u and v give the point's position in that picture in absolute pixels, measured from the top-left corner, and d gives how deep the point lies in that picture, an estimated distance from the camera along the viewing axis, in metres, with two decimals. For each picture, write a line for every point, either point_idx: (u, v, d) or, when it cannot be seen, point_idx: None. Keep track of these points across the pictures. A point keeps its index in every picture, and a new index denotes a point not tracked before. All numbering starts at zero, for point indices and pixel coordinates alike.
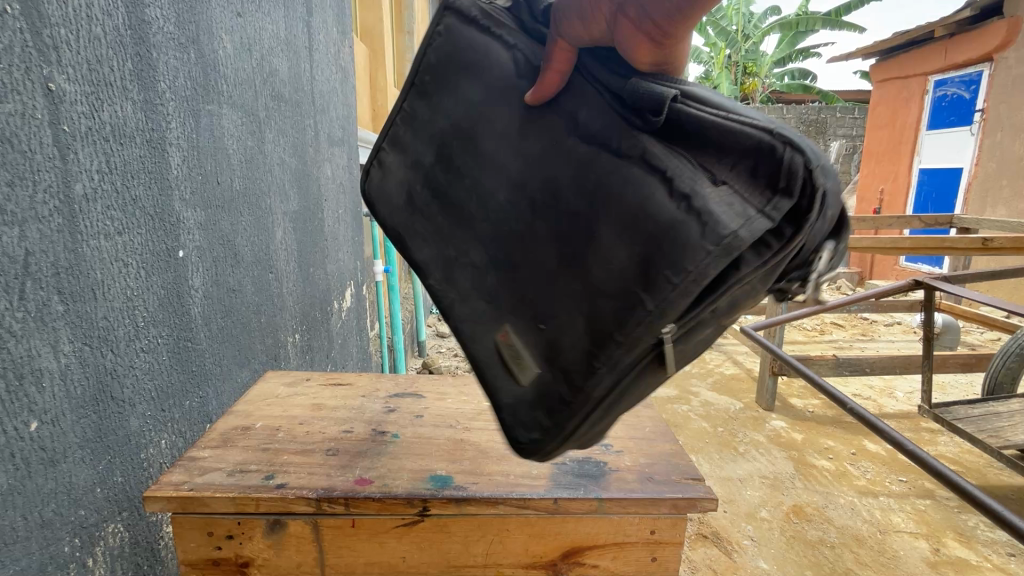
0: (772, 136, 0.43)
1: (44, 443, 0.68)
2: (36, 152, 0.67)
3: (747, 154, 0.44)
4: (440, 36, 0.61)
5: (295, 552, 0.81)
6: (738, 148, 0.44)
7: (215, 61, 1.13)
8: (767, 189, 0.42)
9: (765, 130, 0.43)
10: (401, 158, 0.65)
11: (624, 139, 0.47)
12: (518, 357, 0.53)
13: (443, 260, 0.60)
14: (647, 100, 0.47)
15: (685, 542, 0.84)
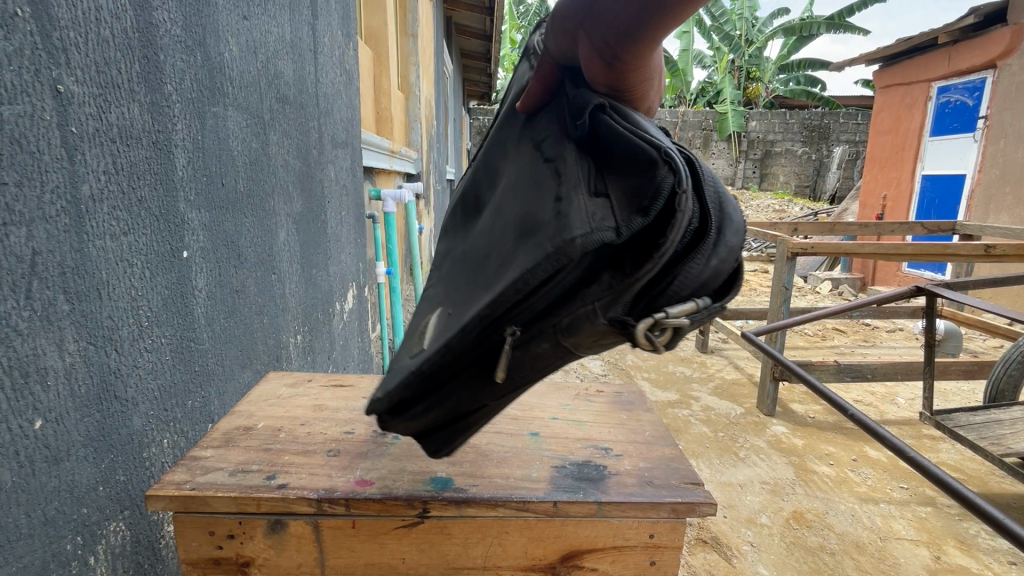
0: (655, 153, 0.58)
1: (48, 441, 0.68)
2: (44, 153, 0.68)
3: (636, 170, 0.59)
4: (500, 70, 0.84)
5: (296, 553, 0.81)
6: (631, 165, 0.59)
7: (222, 63, 1.14)
8: (635, 206, 0.58)
9: (651, 147, 0.58)
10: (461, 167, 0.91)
11: (552, 146, 0.65)
12: (426, 328, 0.73)
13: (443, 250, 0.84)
14: (574, 110, 0.64)
15: (685, 546, 0.84)
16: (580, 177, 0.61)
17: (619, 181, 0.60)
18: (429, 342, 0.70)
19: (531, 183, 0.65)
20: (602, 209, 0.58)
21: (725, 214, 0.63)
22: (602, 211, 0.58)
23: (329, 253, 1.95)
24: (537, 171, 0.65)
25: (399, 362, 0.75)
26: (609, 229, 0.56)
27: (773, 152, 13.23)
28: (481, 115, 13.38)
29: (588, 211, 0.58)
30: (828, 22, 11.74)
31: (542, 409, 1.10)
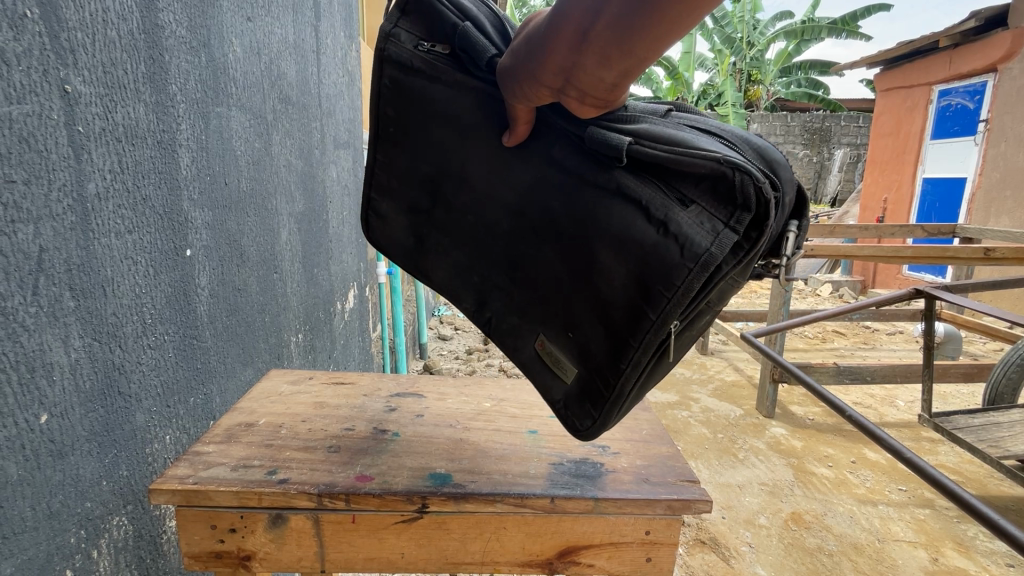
0: (723, 164, 0.53)
1: (53, 435, 0.69)
2: (52, 152, 0.69)
3: (706, 177, 0.54)
4: (391, 90, 0.68)
5: (296, 547, 0.82)
6: (697, 174, 0.54)
7: (225, 64, 1.15)
8: (728, 206, 0.53)
9: (715, 158, 0.53)
10: (395, 204, 0.74)
11: (601, 175, 0.58)
12: (561, 359, 0.67)
13: (472, 287, 0.71)
14: (604, 147, 0.57)
15: (680, 542, 0.85)
16: (655, 196, 0.56)
17: (695, 181, 0.55)
18: (581, 365, 0.65)
19: (598, 214, 0.58)
20: (709, 215, 0.54)
21: (770, 152, 0.61)
22: (709, 217, 0.54)
23: (330, 253, 1.96)
24: (599, 203, 0.58)
25: (553, 391, 0.69)
26: (728, 231, 0.53)
27: None
28: None
29: (700, 222, 0.54)
30: (830, 25, 11.76)
31: (540, 408, 1.11)
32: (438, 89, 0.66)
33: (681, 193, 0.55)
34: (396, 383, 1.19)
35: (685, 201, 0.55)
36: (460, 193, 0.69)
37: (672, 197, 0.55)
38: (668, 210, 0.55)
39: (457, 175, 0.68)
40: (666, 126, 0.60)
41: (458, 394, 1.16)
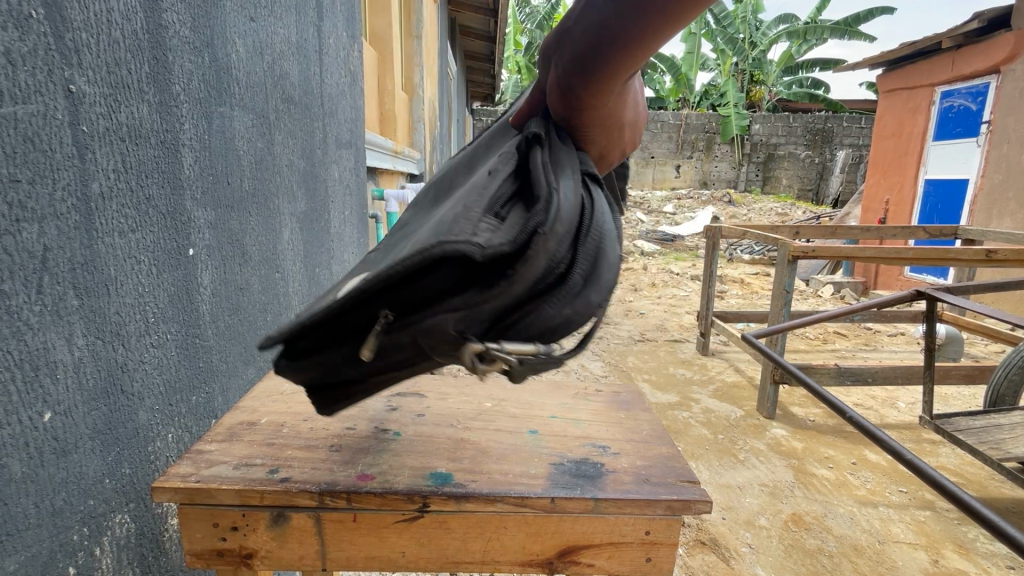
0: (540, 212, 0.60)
1: (56, 433, 0.70)
2: (55, 152, 0.69)
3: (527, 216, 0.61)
4: None
5: (297, 545, 0.83)
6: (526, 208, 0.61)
7: (228, 64, 1.15)
8: (504, 244, 0.60)
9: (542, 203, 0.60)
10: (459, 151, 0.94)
11: (498, 169, 0.67)
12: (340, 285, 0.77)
13: (402, 220, 0.89)
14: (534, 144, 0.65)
15: (680, 542, 0.86)
16: (492, 193, 0.64)
17: (524, 206, 0.63)
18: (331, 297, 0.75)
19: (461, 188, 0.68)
20: (490, 229, 0.61)
21: (583, 273, 0.64)
22: (487, 231, 0.60)
23: (333, 252, 1.97)
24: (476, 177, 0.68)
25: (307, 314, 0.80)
26: (475, 246, 0.59)
27: (775, 156, 13.36)
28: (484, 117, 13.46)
29: (479, 228, 0.61)
30: (833, 26, 11.73)
31: (541, 408, 1.11)
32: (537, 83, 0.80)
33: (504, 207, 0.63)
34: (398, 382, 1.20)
35: (498, 212, 0.63)
36: (466, 158, 0.82)
37: (500, 200, 0.63)
38: (486, 202, 0.63)
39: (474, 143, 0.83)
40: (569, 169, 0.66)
41: (458, 394, 1.16)
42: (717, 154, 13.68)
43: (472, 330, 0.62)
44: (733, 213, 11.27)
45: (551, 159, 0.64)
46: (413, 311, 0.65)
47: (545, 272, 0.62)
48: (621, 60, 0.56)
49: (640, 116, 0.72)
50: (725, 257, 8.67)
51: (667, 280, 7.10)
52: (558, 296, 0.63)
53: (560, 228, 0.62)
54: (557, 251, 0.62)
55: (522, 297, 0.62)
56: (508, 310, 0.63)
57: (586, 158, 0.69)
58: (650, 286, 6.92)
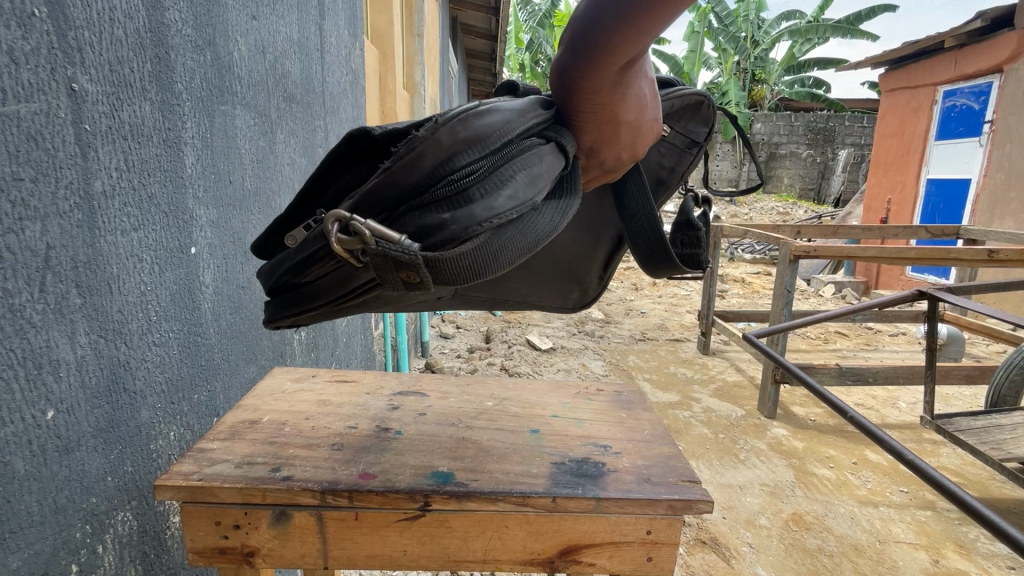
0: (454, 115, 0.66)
1: (59, 431, 0.70)
2: (58, 150, 0.69)
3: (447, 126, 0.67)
4: None
5: (299, 543, 0.83)
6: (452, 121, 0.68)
7: (230, 63, 1.15)
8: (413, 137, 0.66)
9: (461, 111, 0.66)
10: None
11: None
12: None
13: None
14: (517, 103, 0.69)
15: (681, 542, 0.86)
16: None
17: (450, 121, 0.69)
18: None
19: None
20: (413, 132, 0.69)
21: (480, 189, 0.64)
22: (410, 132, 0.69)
23: None
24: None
25: None
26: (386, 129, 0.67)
27: (777, 154, 13.53)
28: (485, 116, 13.47)
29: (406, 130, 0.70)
30: (835, 25, 11.70)
31: (542, 407, 1.11)
32: None
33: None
34: (399, 381, 1.20)
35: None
36: None
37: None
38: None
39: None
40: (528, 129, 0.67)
41: (460, 393, 1.16)
42: (719, 153, 13.67)
43: (353, 203, 0.65)
44: (734, 213, 11.26)
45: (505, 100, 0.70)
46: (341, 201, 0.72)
47: (438, 171, 0.64)
48: (612, 36, 0.58)
49: (645, 124, 0.71)
50: (726, 256, 8.66)
51: (668, 279, 7.09)
52: (445, 196, 0.63)
53: (465, 130, 0.65)
54: (455, 149, 0.64)
55: (408, 189, 0.64)
56: (395, 200, 0.65)
57: (569, 138, 0.69)
58: (651, 285, 6.91)
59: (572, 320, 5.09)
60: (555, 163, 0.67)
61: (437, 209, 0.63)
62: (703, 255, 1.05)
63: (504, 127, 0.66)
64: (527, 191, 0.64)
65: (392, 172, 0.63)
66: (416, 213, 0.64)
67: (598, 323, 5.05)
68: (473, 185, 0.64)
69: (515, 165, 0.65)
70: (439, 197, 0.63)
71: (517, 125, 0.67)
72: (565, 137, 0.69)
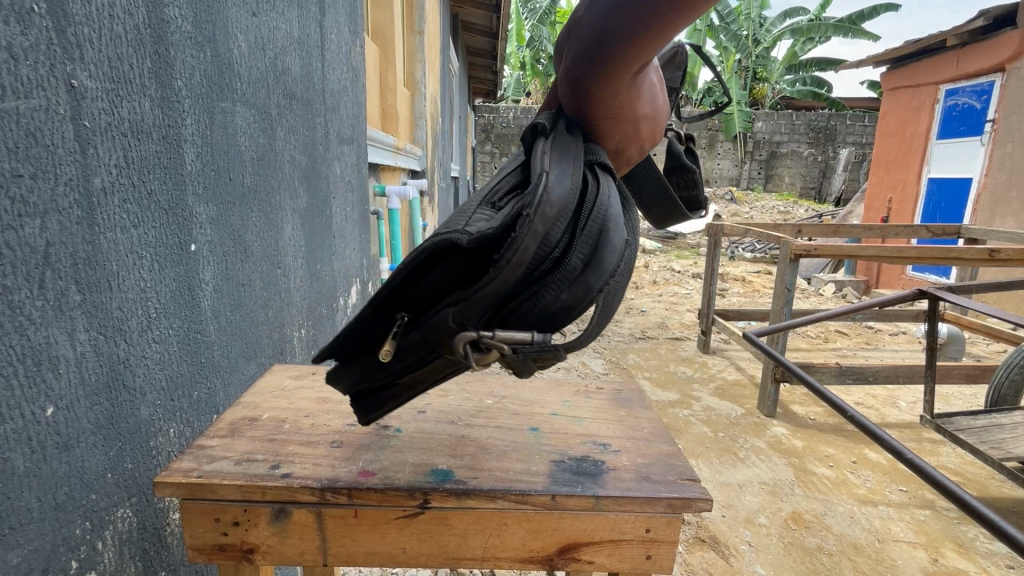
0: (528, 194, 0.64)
1: (59, 427, 0.70)
2: (58, 146, 0.69)
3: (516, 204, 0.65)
4: None
5: (298, 540, 0.83)
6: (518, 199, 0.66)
7: (230, 59, 1.15)
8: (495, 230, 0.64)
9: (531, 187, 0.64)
10: None
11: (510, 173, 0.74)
12: None
13: None
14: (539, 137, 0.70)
15: (680, 540, 0.86)
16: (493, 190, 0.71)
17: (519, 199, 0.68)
18: None
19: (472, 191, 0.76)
20: (487, 221, 0.66)
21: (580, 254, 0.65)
22: (485, 222, 0.66)
23: (334, 248, 1.96)
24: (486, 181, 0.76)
25: None
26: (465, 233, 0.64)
27: (778, 153, 13.49)
28: (485, 114, 13.44)
29: (476, 219, 0.66)
30: (836, 24, 11.71)
31: (541, 405, 1.11)
32: None
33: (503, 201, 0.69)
34: None
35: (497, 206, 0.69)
36: None
37: (498, 194, 0.70)
38: (485, 195, 0.71)
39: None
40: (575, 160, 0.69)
41: (459, 391, 1.16)
42: (719, 152, 13.65)
43: (463, 316, 0.64)
44: (735, 211, 11.25)
45: (545, 148, 0.68)
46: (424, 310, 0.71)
47: (541, 256, 0.64)
48: (625, 52, 0.58)
49: (658, 111, 0.73)
50: (727, 255, 8.65)
51: (668, 278, 7.08)
52: (556, 280, 0.64)
53: (549, 211, 0.63)
54: (548, 231, 0.64)
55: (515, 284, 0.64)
56: (506, 297, 0.65)
57: (601, 152, 0.72)
58: (651, 284, 6.90)
59: None
60: (610, 188, 0.71)
61: (550, 290, 0.64)
62: (701, 193, 1.08)
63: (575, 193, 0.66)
64: (611, 235, 0.67)
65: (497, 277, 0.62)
66: (534, 302, 0.65)
67: None
68: (570, 254, 0.65)
69: (595, 220, 0.66)
70: (546, 278, 0.65)
71: (579, 179, 0.67)
72: (596, 153, 0.71)
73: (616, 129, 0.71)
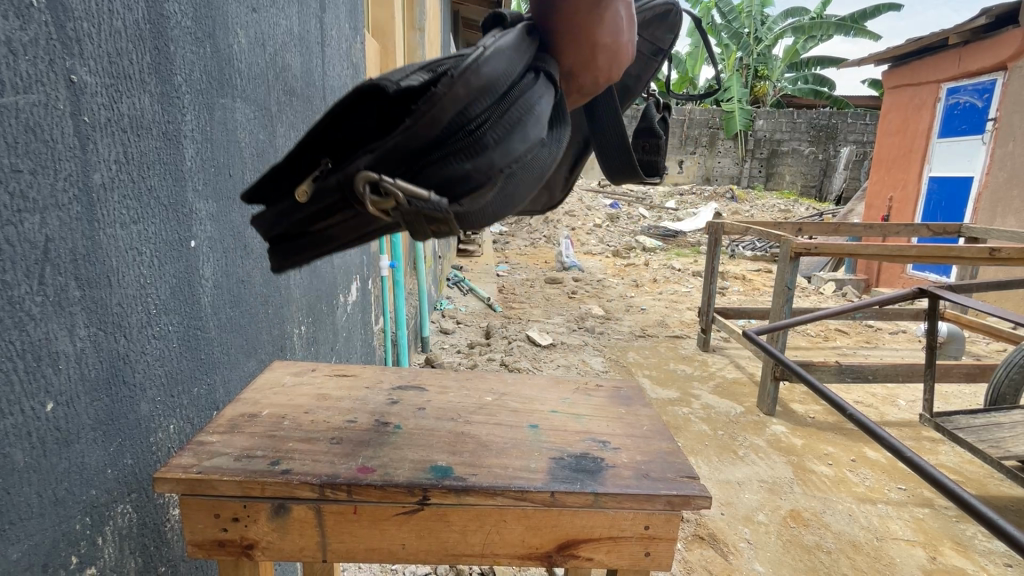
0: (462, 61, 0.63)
1: (59, 423, 0.70)
2: (57, 142, 0.69)
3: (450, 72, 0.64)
4: None
5: (298, 536, 0.83)
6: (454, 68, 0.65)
7: (230, 55, 1.15)
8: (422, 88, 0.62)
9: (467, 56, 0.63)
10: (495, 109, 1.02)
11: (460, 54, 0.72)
12: None
13: None
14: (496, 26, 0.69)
15: (679, 537, 0.86)
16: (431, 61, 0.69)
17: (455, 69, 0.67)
18: None
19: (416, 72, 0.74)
20: (415, 80, 0.65)
21: (493, 132, 0.65)
22: (413, 81, 0.64)
23: None
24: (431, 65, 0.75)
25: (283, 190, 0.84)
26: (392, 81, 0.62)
27: (779, 151, 13.42)
28: None
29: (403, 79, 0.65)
30: (837, 22, 11.73)
31: (541, 403, 1.11)
32: None
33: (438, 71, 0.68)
34: (399, 375, 1.20)
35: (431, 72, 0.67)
36: None
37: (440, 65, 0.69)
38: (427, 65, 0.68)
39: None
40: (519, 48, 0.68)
41: (459, 388, 1.16)
42: (720, 150, 13.63)
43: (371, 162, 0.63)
44: (736, 210, 11.24)
45: (496, 35, 0.68)
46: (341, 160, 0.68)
47: (457, 124, 0.64)
48: None
49: (622, 48, 0.72)
50: (727, 254, 8.64)
51: (669, 276, 7.08)
52: (466, 150, 0.64)
53: (473, 80, 0.63)
54: (469, 98, 0.63)
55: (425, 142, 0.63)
56: (416, 157, 0.64)
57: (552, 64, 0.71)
58: (651, 282, 6.90)
59: (572, 316, 5.09)
60: (550, 93, 0.69)
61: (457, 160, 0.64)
62: (661, 162, 1.09)
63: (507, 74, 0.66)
64: (533, 129, 0.66)
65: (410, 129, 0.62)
66: (440, 167, 0.64)
67: (598, 320, 5.04)
68: (487, 131, 0.65)
69: (519, 106, 0.66)
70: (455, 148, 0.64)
71: (516, 66, 0.66)
72: (545, 60, 0.70)
73: (574, 41, 0.70)
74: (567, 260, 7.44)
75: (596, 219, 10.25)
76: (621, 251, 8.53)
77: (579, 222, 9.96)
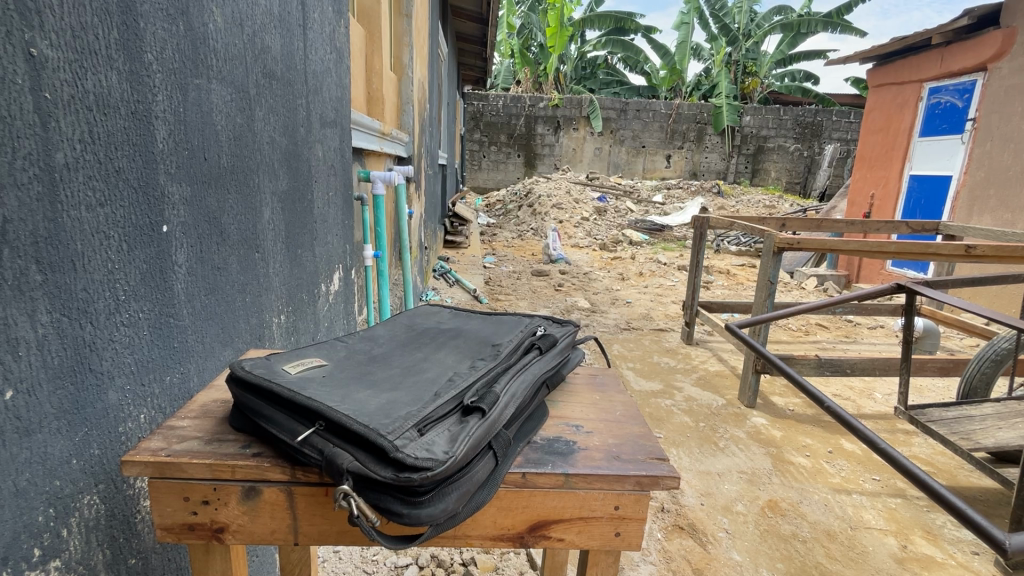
0: (450, 454, 0.71)
1: (19, 412, 0.67)
2: (15, 118, 0.66)
3: (441, 444, 0.73)
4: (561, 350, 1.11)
5: (270, 519, 0.85)
6: (446, 443, 0.74)
7: (205, 35, 1.10)
8: (409, 469, 0.68)
9: (455, 453, 0.71)
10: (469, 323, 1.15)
11: (466, 397, 0.84)
12: (302, 365, 0.92)
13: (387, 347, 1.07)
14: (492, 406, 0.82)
15: (648, 517, 0.87)
16: (426, 412, 0.78)
17: (441, 434, 0.76)
18: (295, 369, 0.90)
19: (408, 399, 0.83)
20: (412, 444, 0.71)
21: (438, 503, 0.70)
22: (410, 446, 0.71)
23: (315, 234, 1.92)
24: (422, 396, 0.84)
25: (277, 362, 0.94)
26: (397, 448, 0.70)
27: (766, 147, 13.63)
28: (474, 101, 13.38)
29: (400, 436, 0.72)
30: (824, 19, 11.89)
31: None
32: (551, 357, 1.05)
33: (428, 428, 0.76)
34: None
35: (422, 429, 0.76)
36: (471, 354, 1.01)
37: (432, 420, 0.77)
38: (421, 418, 0.77)
39: (431, 359, 1.00)
40: (492, 438, 0.80)
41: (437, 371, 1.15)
42: (707, 145, 13.74)
43: (354, 479, 0.70)
44: (722, 204, 11.37)
45: (480, 426, 0.78)
46: (329, 441, 0.75)
47: (408, 494, 0.69)
48: None
49: None
50: (712, 248, 8.79)
51: (654, 270, 7.14)
52: (406, 508, 0.69)
53: (452, 468, 0.71)
54: (433, 482, 0.70)
55: (388, 487, 0.70)
56: (371, 495, 0.70)
57: (505, 456, 0.82)
58: (637, 276, 6.94)
59: (558, 309, 5.10)
60: (485, 467, 0.78)
61: (399, 508, 0.69)
62: (563, 379, 1.13)
63: (468, 466, 0.75)
64: (460, 505, 0.74)
65: (387, 480, 0.68)
66: (382, 503, 0.69)
67: (584, 312, 5.07)
68: (428, 495, 0.70)
69: (462, 484, 0.73)
70: (402, 496, 0.69)
71: (476, 451, 0.76)
72: (502, 441, 0.81)
73: None
74: (555, 252, 7.45)
75: (584, 211, 10.27)
76: (608, 244, 8.57)
77: (568, 215, 9.98)
